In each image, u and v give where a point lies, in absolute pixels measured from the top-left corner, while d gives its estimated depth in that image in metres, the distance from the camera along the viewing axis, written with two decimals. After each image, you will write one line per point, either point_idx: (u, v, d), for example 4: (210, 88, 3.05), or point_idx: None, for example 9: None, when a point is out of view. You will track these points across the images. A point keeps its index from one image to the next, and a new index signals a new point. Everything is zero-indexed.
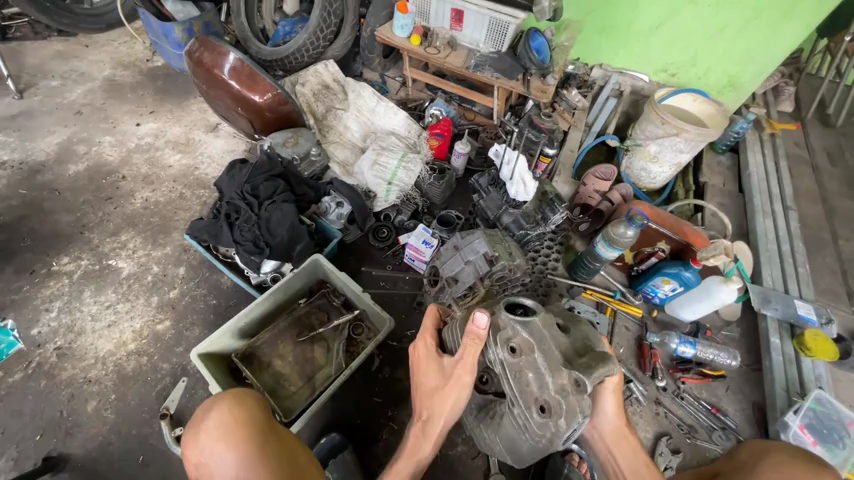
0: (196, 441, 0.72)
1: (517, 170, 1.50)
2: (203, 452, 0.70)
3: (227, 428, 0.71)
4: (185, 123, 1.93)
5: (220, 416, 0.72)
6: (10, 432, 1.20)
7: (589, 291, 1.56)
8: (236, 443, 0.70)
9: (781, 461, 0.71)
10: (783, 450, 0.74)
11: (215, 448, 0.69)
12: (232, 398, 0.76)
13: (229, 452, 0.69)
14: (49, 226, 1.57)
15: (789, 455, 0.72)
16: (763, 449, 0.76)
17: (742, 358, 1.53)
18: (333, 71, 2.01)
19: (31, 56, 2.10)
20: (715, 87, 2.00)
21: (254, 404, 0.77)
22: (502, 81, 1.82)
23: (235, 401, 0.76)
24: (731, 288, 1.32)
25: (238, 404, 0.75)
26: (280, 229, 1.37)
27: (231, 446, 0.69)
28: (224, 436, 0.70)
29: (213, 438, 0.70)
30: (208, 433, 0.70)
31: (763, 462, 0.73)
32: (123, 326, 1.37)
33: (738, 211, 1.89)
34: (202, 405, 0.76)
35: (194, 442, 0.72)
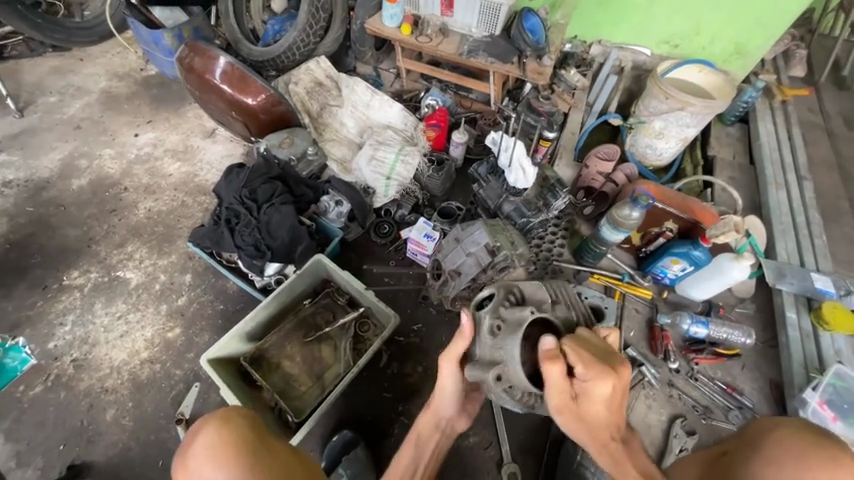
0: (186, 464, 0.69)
1: (516, 157, 1.48)
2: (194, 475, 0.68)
3: (215, 451, 0.69)
4: (182, 130, 1.94)
5: (208, 438, 0.70)
6: (36, 443, 1.24)
7: (596, 276, 1.54)
8: (227, 462, 0.68)
9: (790, 443, 0.64)
10: (785, 424, 0.68)
11: (206, 471, 0.67)
12: (219, 418, 0.73)
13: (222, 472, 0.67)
14: (57, 241, 1.60)
15: (795, 431, 0.66)
16: (766, 426, 0.70)
17: (757, 335, 1.50)
18: (325, 68, 1.98)
19: (28, 74, 2.12)
20: (721, 56, 1.91)
21: (242, 422, 0.73)
22: (497, 66, 1.77)
23: (222, 422, 0.72)
24: (744, 265, 1.29)
25: (226, 425, 0.72)
26: (280, 231, 1.37)
27: (221, 467, 0.67)
28: (213, 458, 0.68)
29: (203, 461, 0.68)
30: (199, 456, 0.68)
31: (769, 440, 0.67)
32: (135, 335, 1.40)
33: (749, 184, 1.83)
34: (191, 428, 0.73)
35: (184, 469, 0.70)
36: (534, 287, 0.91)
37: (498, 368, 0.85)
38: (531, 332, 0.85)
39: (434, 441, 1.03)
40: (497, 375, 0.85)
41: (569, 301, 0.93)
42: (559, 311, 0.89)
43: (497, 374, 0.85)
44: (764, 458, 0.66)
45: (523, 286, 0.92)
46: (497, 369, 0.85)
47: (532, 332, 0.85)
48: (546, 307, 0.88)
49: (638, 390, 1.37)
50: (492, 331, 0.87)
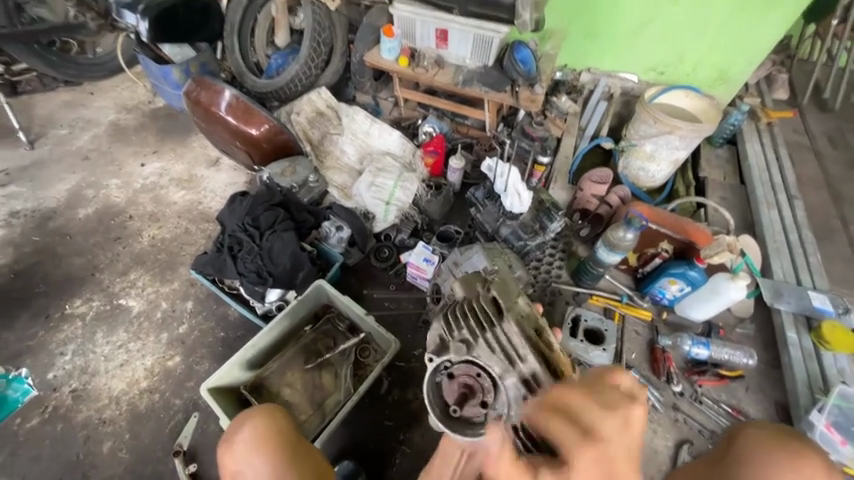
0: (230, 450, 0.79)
1: (511, 182, 1.51)
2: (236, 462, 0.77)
3: (261, 438, 0.81)
4: (187, 160, 1.99)
5: (253, 428, 0.82)
6: (30, 478, 1.21)
7: (596, 298, 1.55)
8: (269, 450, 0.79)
9: (769, 447, 0.58)
10: (756, 427, 0.62)
11: (252, 457, 0.78)
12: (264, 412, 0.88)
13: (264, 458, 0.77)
14: (62, 270, 1.62)
15: (769, 435, 0.60)
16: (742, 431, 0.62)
17: (760, 355, 1.49)
18: (326, 98, 2.06)
19: (40, 108, 2.20)
20: (705, 82, 2.00)
21: (281, 418, 0.88)
22: (491, 95, 1.86)
23: (266, 414, 0.87)
24: (740, 285, 1.30)
25: (270, 418, 0.87)
26: (282, 258, 1.39)
27: (264, 453, 0.78)
28: (259, 447, 0.79)
29: (247, 448, 0.79)
30: (244, 443, 0.79)
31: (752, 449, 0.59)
32: (135, 364, 1.39)
33: (741, 203, 1.87)
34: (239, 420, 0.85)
35: (231, 453, 0.80)
36: (447, 319, 0.78)
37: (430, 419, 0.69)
38: (457, 369, 0.69)
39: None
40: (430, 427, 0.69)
41: (493, 331, 0.73)
42: (473, 348, 0.72)
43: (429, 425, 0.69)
44: (749, 466, 0.57)
45: (441, 319, 0.79)
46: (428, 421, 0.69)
47: (457, 370, 0.69)
48: (455, 347, 0.72)
49: None
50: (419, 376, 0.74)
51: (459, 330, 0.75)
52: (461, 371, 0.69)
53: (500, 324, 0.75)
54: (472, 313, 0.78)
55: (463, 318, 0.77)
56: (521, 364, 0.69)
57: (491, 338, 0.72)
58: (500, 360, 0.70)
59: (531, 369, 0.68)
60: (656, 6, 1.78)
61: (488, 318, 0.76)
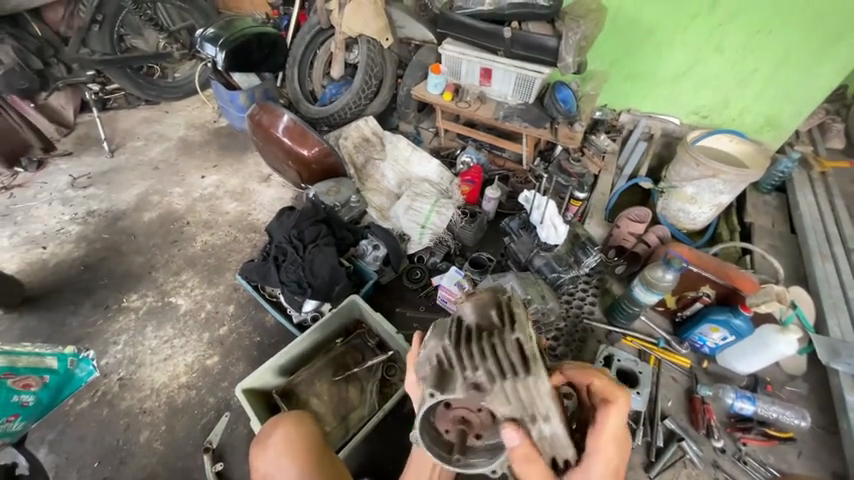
0: (263, 456, 0.89)
1: (547, 215, 1.55)
2: (269, 466, 0.88)
3: (290, 445, 0.89)
4: (242, 174, 2.17)
5: (283, 435, 0.91)
6: (73, 458, 1.29)
7: (630, 338, 1.49)
8: (296, 461, 0.87)
9: None
10: None
11: (282, 463, 0.87)
12: (293, 420, 0.95)
13: (291, 467, 0.86)
14: (124, 266, 1.78)
15: None
16: None
17: (814, 419, 1.37)
18: (372, 126, 2.20)
19: (123, 122, 2.49)
20: (752, 127, 1.96)
21: (311, 426, 0.95)
22: (530, 130, 1.92)
23: (296, 422, 0.95)
24: (790, 339, 1.21)
25: (299, 426, 0.94)
26: (322, 270, 1.47)
27: (292, 462, 0.86)
28: (288, 455, 0.88)
29: (277, 453, 0.88)
30: (275, 447, 0.89)
31: None
32: (177, 360, 1.48)
33: (791, 254, 1.78)
34: (271, 427, 0.94)
35: (263, 457, 0.90)
36: (459, 348, 0.63)
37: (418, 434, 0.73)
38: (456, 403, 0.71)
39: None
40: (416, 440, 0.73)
41: (514, 381, 0.60)
42: (485, 393, 0.62)
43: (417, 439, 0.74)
44: None
45: (452, 343, 0.64)
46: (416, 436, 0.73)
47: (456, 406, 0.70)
48: (462, 387, 0.61)
49: (679, 469, 1.27)
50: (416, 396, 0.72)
51: (473, 368, 0.61)
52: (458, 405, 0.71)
53: (524, 377, 0.61)
54: (493, 350, 0.62)
55: (481, 353, 0.62)
56: (534, 425, 0.66)
57: (511, 387, 0.61)
58: (516, 413, 0.65)
59: (550, 431, 0.66)
60: (700, 53, 1.81)
61: (516, 365, 0.61)
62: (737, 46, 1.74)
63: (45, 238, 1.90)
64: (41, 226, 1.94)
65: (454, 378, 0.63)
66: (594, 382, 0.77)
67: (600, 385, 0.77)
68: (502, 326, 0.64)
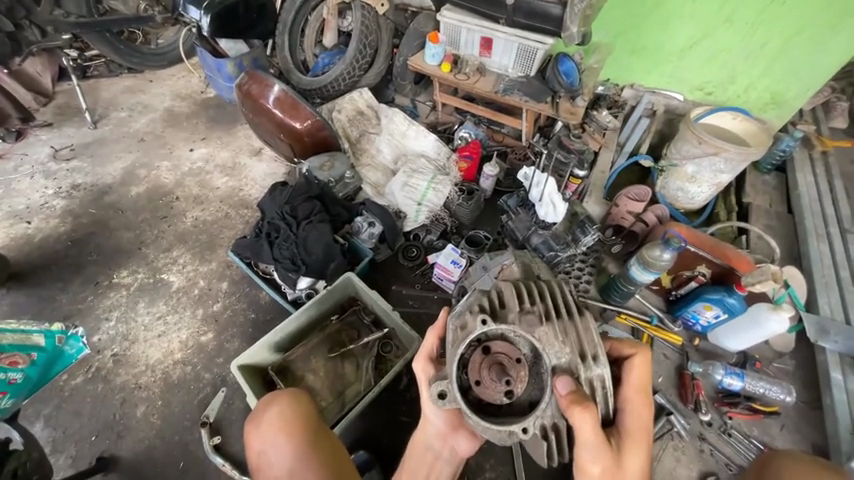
0: (257, 432, 0.90)
1: (546, 192, 1.53)
2: (263, 442, 0.88)
3: (285, 421, 0.90)
4: (232, 148, 2.10)
5: (279, 412, 0.91)
6: (70, 432, 1.30)
7: (624, 316, 1.51)
8: (292, 439, 0.87)
9: None
10: None
11: (277, 440, 0.87)
12: (288, 396, 0.95)
13: (285, 442, 0.87)
14: (113, 242, 1.74)
15: None
16: None
17: (799, 394, 1.41)
18: (367, 98, 2.12)
19: (105, 91, 2.38)
20: (756, 104, 1.92)
21: (306, 402, 0.95)
22: (531, 105, 1.85)
23: (291, 398, 0.94)
24: (783, 317, 1.22)
25: (294, 402, 0.94)
26: (316, 248, 1.44)
27: (286, 437, 0.87)
28: (284, 431, 0.88)
29: (272, 430, 0.89)
30: (270, 424, 0.89)
31: None
32: (171, 336, 1.47)
33: (787, 234, 1.79)
34: (266, 402, 0.94)
35: (257, 434, 0.90)
36: (508, 289, 0.71)
37: (443, 383, 0.64)
38: (496, 345, 0.65)
39: (428, 463, 0.90)
40: (440, 392, 0.64)
41: (562, 321, 0.68)
42: (537, 323, 0.65)
43: (441, 391, 0.64)
44: None
45: (502, 288, 0.71)
46: (441, 384, 0.64)
47: (496, 347, 0.65)
48: (515, 318, 0.66)
49: (666, 441, 1.31)
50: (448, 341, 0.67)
51: (523, 303, 0.68)
52: (499, 349, 0.64)
53: (570, 319, 0.69)
54: (540, 295, 0.71)
55: (530, 296, 0.70)
56: (585, 369, 0.65)
57: (560, 326, 0.67)
58: (565, 356, 0.65)
59: (600, 373, 0.65)
60: (708, 24, 1.73)
61: (563, 306, 0.70)
62: (748, 17, 1.66)
63: (29, 212, 1.84)
64: (24, 200, 1.88)
65: (505, 317, 0.67)
66: (610, 343, 0.79)
67: (618, 345, 0.79)
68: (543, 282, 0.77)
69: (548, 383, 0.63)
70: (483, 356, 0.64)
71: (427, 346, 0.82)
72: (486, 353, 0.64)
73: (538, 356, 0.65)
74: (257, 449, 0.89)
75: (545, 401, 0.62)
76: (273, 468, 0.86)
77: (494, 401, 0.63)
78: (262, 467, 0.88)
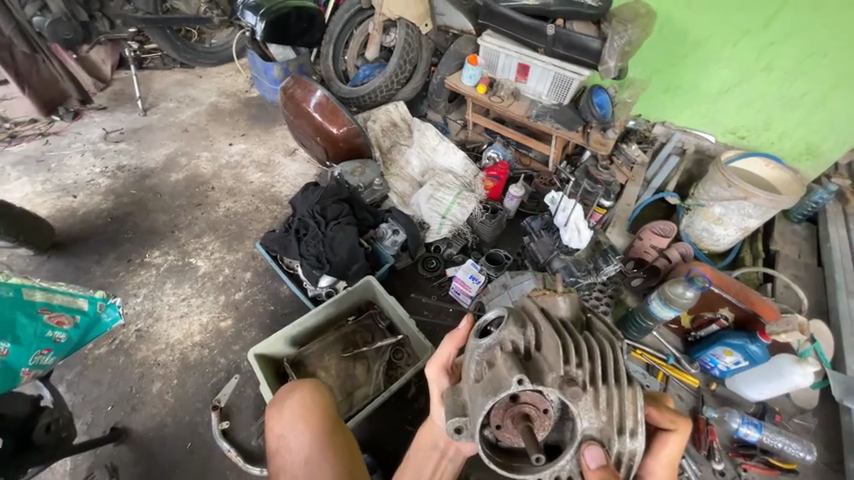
0: (278, 415, 0.92)
1: (573, 218, 1.58)
2: (283, 427, 0.90)
3: (306, 410, 0.91)
4: (269, 145, 2.19)
5: (301, 400, 0.92)
6: (89, 399, 1.35)
7: (639, 352, 1.48)
8: (311, 427, 0.89)
9: None
10: None
11: (296, 427, 0.89)
12: (310, 385, 0.96)
13: (306, 430, 0.89)
14: (148, 223, 1.83)
15: None
16: None
17: (819, 454, 1.35)
18: (402, 111, 2.19)
19: (158, 82, 2.52)
20: (790, 153, 1.91)
21: (327, 393, 0.96)
22: (562, 132, 1.88)
23: (314, 388, 0.95)
24: (807, 371, 1.20)
25: (315, 392, 0.94)
26: (341, 249, 1.48)
27: (306, 425, 0.89)
28: (304, 419, 0.90)
29: (293, 417, 0.90)
30: (291, 411, 0.91)
31: None
32: (192, 318, 1.52)
33: (814, 287, 1.75)
34: (288, 387, 0.96)
35: (278, 418, 0.92)
36: (550, 336, 0.65)
37: (460, 419, 0.65)
38: (524, 395, 0.60)
39: (432, 460, 0.93)
40: (456, 427, 0.65)
41: (607, 388, 0.62)
42: (581, 395, 0.57)
43: (457, 426, 0.65)
44: None
45: (541, 329, 0.67)
46: (458, 420, 0.65)
47: (524, 397, 0.61)
48: (554, 381, 0.60)
49: None
50: (474, 375, 0.67)
51: (568, 364, 0.61)
52: (527, 400, 0.61)
53: (618, 386, 0.62)
54: (589, 354, 0.64)
55: (577, 353, 0.63)
56: (620, 442, 0.60)
57: (603, 394, 0.61)
58: (598, 423, 0.60)
59: (632, 448, 0.61)
60: (747, 71, 1.75)
61: (612, 373, 0.63)
62: (788, 67, 1.67)
63: (76, 187, 1.95)
64: (73, 176, 2.00)
65: (539, 368, 0.63)
66: (650, 413, 0.72)
67: (658, 416, 0.72)
68: (592, 332, 0.70)
69: (574, 449, 0.59)
70: (512, 406, 0.61)
71: (445, 352, 0.84)
72: (514, 404, 0.61)
73: (567, 413, 0.61)
74: (277, 432, 0.91)
75: (565, 460, 0.59)
76: (291, 454, 0.88)
77: (512, 443, 0.62)
78: (279, 451, 0.90)
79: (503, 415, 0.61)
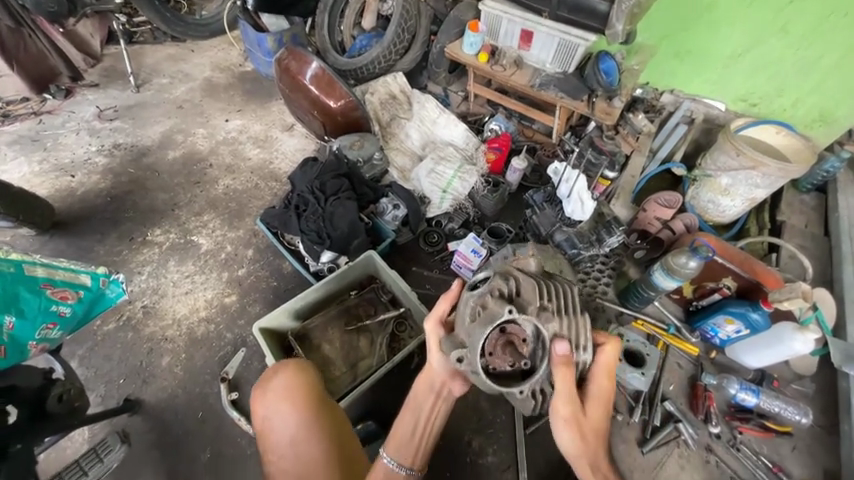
0: (263, 400, 0.97)
1: (576, 189, 1.54)
2: (268, 410, 0.95)
3: (289, 393, 0.96)
4: (265, 121, 2.14)
5: (283, 384, 0.97)
6: (101, 373, 1.39)
7: (641, 322, 1.49)
8: (293, 410, 0.94)
9: None
10: None
11: (279, 410, 0.95)
12: (291, 369, 1.00)
13: (290, 411, 0.94)
14: (148, 201, 1.82)
15: None
16: None
17: (816, 418, 1.38)
18: (401, 83, 2.12)
19: (149, 58, 2.44)
20: (802, 120, 1.84)
21: (307, 375, 1.00)
22: (566, 101, 1.82)
23: (294, 371, 1.00)
24: (807, 338, 1.21)
25: (296, 375, 0.99)
26: (342, 223, 1.48)
27: (289, 407, 0.95)
28: (286, 402, 0.95)
29: (276, 400, 0.96)
30: (274, 394, 0.96)
31: None
32: (197, 294, 1.54)
33: (820, 256, 1.73)
34: (271, 372, 1.01)
35: (263, 402, 0.97)
36: (528, 283, 0.75)
37: (461, 350, 0.71)
38: (511, 326, 0.69)
39: (430, 403, 0.92)
40: (458, 357, 0.71)
41: (568, 317, 0.73)
42: (551, 318, 0.71)
43: (458, 356, 0.71)
44: None
45: (520, 280, 0.76)
46: (459, 350, 0.71)
47: (510, 327, 0.69)
48: (533, 311, 0.71)
49: (671, 446, 1.32)
50: (469, 315, 0.73)
51: (541, 299, 0.72)
52: (515, 331, 0.69)
53: (576, 316, 0.74)
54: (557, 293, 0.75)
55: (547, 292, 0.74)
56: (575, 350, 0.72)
57: (566, 321, 0.72)
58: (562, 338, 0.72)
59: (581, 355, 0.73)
60: (762, 33, 1.66)
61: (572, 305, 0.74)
62: (806, 28, 1.59)
63: (73, 166, 1.93)
64: (70, 154, 1.98)
65: (521, 305, 0.73)
66: None
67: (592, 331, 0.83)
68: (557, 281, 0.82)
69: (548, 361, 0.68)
70: (503, 334, 0.69)
71: (441, 307, 0.85)
72: (504, 334, 0.69)
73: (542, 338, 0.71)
74: (263, 416, 0.96)
75: (541, 373, 0.68)
76: (276, 434, 0.94)
77: (502, 368, 0.69)
78: (266, 431, 0.96)
79: (496, 340, 0.69)
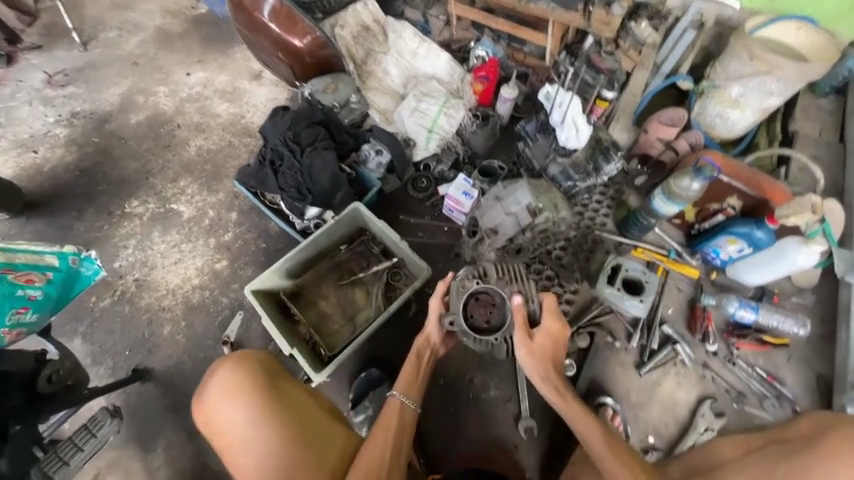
0: (206, 399, 1.02)
1: (569, 113, 1.46)
2: (210, 409, 1.00)
3: (228, 386, 1.00)
4: (229, 71, 1.95)
5: (218, 382, 1.01)
6: (106, 347, 1.42)
7: (640, 250, 1.45)
8: (233, 404, 0.99)
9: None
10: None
11: (220, 406, 1.00)
12: (223, 367, 1.03)
13: (232, 404, 0.99)
14: (119, 172, 1.72)
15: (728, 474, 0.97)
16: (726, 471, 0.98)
17: (814, 328, 1.39)
18: (373, 10, 1.84)
19: (90, 8, 2.14)
20: (828, 12, 1.62)
21: (239, 368, 1.03)
22: (559, 14, 1.59)
23: (226, 368, 1.03)
24: (812, 250, 1.18)
25: (229, 371, 1.02)
26: (322, 176, 1.40)
27: (229, 400, 0.99)
28: (224, 398, 1.00)
29: (215, 399, 1.00)
30: (213, 394, 1.01)
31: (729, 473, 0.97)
32: (187, 263, 1.51)
33: (832, 166, 1.64)
34: (208, 374, 1.05)
35: (205, 401, 1.02)
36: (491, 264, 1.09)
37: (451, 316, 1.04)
38: (481, 291, 1.03)
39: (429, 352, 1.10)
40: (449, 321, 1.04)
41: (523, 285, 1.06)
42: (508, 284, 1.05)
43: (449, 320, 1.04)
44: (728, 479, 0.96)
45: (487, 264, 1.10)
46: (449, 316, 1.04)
47: (482, 295, 1.03)
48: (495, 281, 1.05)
49: (667, 366, 1.36)
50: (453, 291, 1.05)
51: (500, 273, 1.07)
52: (484, 296, 1.03)
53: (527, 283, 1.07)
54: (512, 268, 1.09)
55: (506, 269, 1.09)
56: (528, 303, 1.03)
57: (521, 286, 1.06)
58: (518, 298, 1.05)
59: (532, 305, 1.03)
60: None
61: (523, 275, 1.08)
62: None
63: (34, 141, 1.81)
64: (27, 129, 1.84)
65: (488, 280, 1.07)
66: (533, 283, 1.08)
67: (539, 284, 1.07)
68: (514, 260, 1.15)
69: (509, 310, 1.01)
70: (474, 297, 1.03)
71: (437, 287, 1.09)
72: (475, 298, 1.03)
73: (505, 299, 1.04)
74: (210, 415, 1.01)
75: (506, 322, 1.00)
76: (221, 429, 0.99)
77: (480, 323, 1.02)
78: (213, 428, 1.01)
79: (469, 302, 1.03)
